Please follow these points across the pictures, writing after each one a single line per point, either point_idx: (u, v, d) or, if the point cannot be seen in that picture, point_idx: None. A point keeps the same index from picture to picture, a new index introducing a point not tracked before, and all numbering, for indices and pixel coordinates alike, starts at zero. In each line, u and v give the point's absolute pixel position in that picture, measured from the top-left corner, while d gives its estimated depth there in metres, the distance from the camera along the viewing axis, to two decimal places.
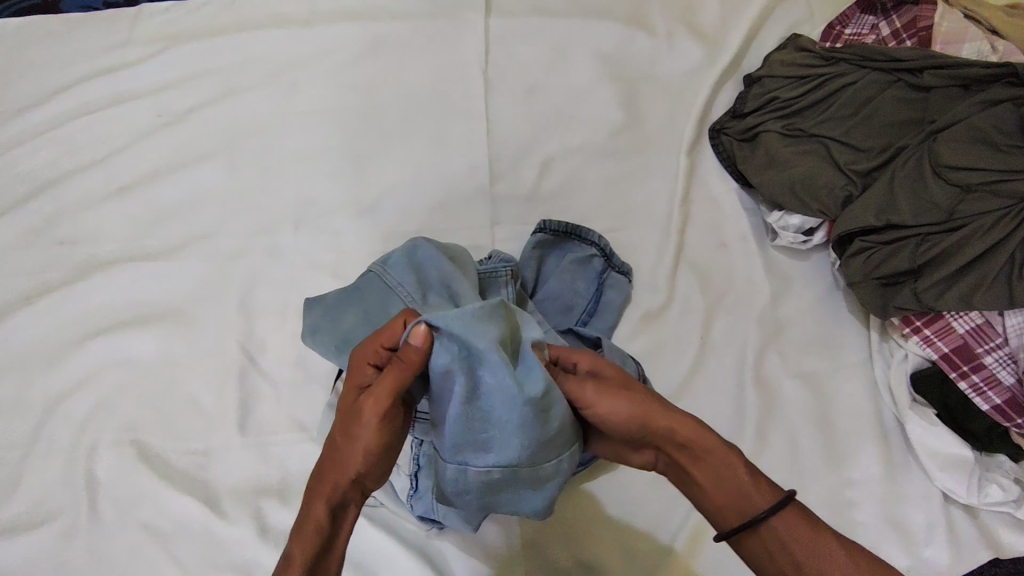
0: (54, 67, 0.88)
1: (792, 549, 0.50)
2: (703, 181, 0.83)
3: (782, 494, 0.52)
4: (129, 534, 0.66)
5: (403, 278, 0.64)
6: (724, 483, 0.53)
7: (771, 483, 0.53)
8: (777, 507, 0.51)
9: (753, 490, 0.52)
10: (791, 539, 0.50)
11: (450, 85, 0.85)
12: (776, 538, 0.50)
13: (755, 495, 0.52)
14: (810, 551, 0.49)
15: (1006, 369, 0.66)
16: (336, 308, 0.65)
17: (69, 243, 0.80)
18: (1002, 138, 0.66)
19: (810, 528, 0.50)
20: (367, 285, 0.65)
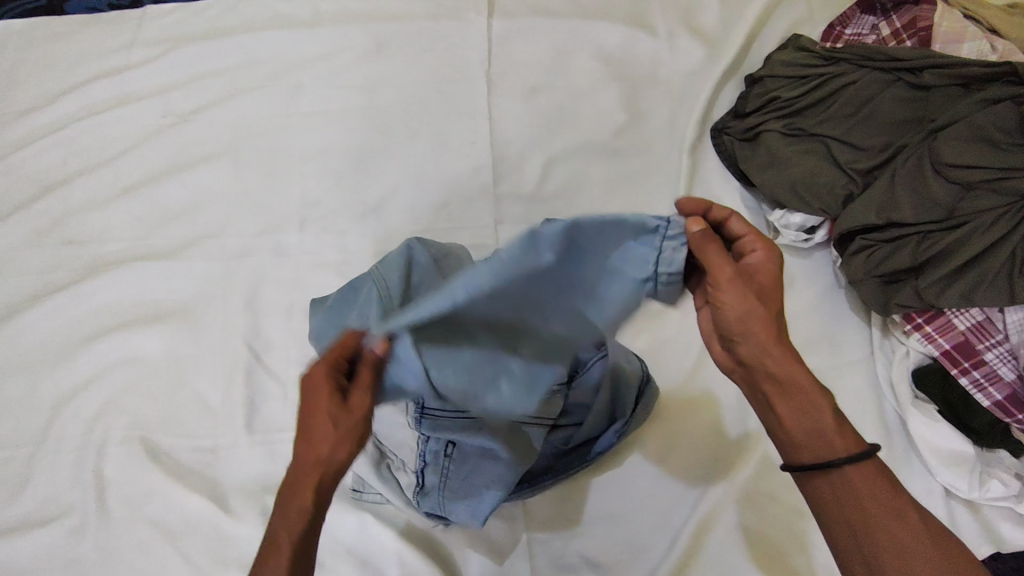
0: (59, 68, 0.88)
1: (863, 499, 0.48)
2: (705, 181, 0.84)
3: (865, 448, 0.49)
4: (137, 531, 0.67)
5: (392, 278, 0.58)
6: (808, 420, 0.50)
7: (856, 433, 0.50)
8: (858, 462, 0.49)
9: (839, 438, 0.49)
10: (864, 487, 0.48)
11: (452, 86, 0.86)
12: (851, 487, 0.48)
13: (839, 442, 0.49)
14: (882, 510, 0.48)
15: (1007, 365, 0.67)
16: (329, 310, 0.60)
17: (76, 243, 0.80)
18: (1002, 136, 0.67)
19: (888, 493, 0.48)
20: (356, 284, 0.58)
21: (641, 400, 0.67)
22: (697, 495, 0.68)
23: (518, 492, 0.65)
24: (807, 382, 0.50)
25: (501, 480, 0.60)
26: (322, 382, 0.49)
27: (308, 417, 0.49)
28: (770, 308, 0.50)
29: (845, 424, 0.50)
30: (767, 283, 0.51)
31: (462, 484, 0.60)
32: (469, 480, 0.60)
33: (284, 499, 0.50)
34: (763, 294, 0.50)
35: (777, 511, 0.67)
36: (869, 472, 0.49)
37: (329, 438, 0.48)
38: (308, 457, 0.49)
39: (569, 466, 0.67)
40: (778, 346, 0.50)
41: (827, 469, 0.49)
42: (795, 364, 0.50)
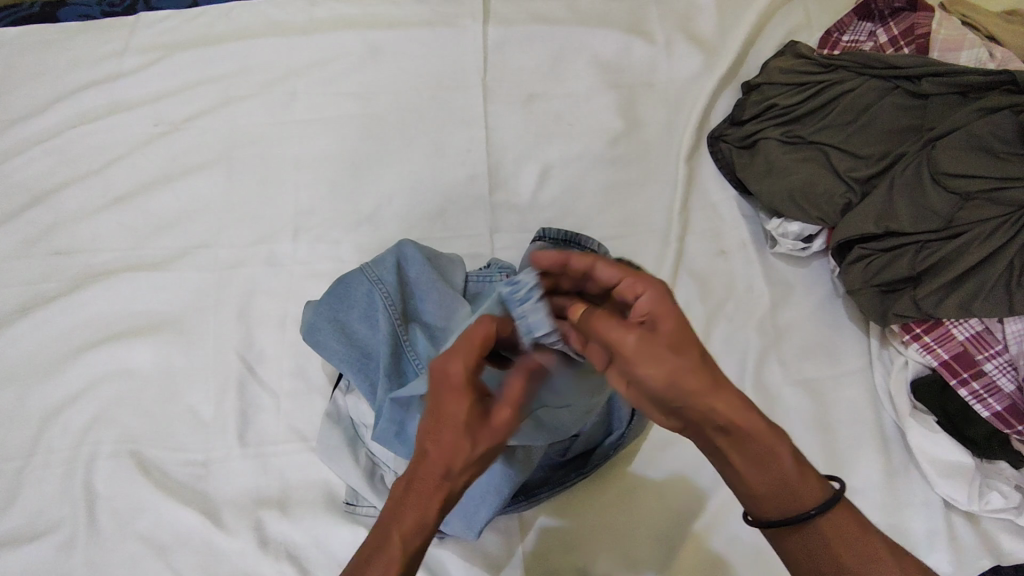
0: (51, 76, 0.87)
1: (830, 545, 0.47)
2: (702, 188, 0.83)
3: (830, 496, 0.48)
4: (128, 546, 0.66)
5: (388, 278, 0.63)
6: (768, 472, 0.47)
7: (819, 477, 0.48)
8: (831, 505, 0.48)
9: (806, 480, 0.48)
10: (835, 533, 0.48)
11: (448, 93, 0.85)
12: (819, 534, 0.48)
13: (807, 485, 0.48)
14: (855, 553, 0.47)
15: (1006, 376, 0.67)
16: (323, 307, 0.63)
17: (67, 253, 0.79)
18: (1000, 145, 0.66)
19: (859, 532, 0.48)
20: (354, 283, 0.63)
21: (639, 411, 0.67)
22: (696, 508, 0.67)
23: (514, 505, 0.65)
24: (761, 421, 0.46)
25: (498, 490, 0.59)
26: (461, 386, 0.48)
27: (443, 418, 0.47)
28: (696, 350, 0.46)
29: (808, 470, 0.48)
30: (677, 322, 0.47)
31: (456, 495, 0.60)
32: (465, 490, 0.60)
33: (393, 502, 0.47)
34: (683, 338, 0.46)
35: None
36: (841, 515, 0.48)
37: (466, 446, 0.47)
38: (436, 462, 0.47)
39: (564, 478, 0.66)
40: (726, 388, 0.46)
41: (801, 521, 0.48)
42: (738, 408, 0.45)
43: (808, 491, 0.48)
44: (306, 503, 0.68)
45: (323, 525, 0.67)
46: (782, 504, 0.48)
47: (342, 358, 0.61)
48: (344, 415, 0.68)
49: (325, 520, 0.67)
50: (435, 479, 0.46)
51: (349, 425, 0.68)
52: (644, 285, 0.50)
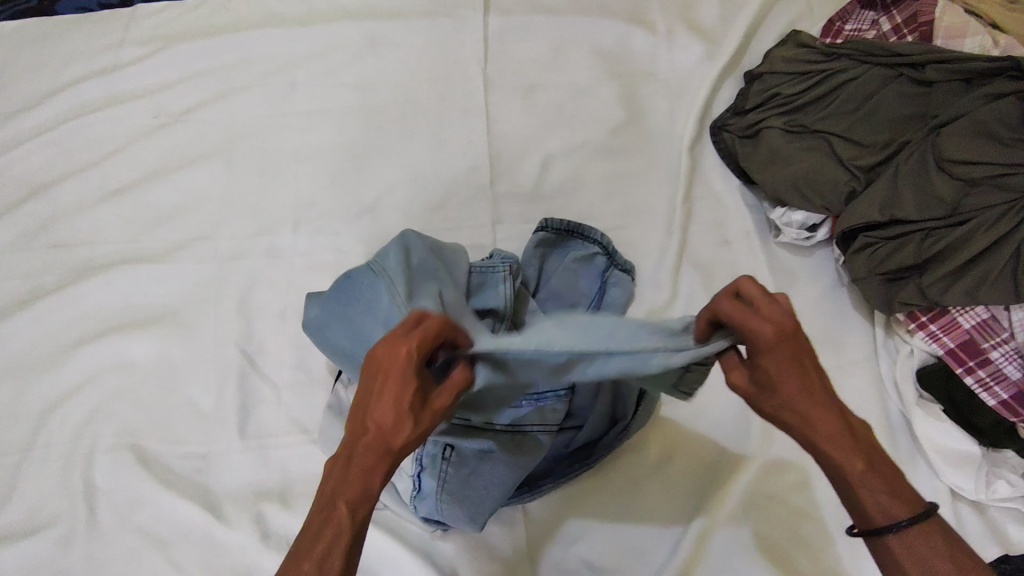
0: (49, 68, 0.87)
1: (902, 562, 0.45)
2: (705, 178, 0.82)
3: (919, 510, 0.45)
4: (128, 540, 0.65)
5: (395, 268, 0.59)
6: (843, 488, 0.47)
7: (913, 489, 0.46)
8: (910, 524, 0.45)
9: (883, 500, 0.46)
10: (916, 554, 0.45)
11: (449, 84, 0.85)
12: (906, 548, 0.45)
13: (891, 500, 0.45)
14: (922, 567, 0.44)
15: (1012, 364, 0.66)
16: (332, 306, 0.60)
17: (65, 245, 0.79)
18: (1006, 131, 0.66)
19: (946, 545, 0.45)
20: (361, 277, 0.59)
21: (644, 401, 0.65)
22: (696, 503, 0.66)
23: (518, 497, 0.64)
24: (847, 446, 0.46)
25: (500, 483, 0.59)
26: (403, 370, 0.44)
27: (380, 397, 0.45)
28: (794, 388, 0.46)
29: (889, 483, 0.46)
30: (783, 357, 0.45)
31: (460, 488, 0.59)
32: (468, 485, 0.59)
33: (335, 480, 0.46)
34: (798, 378, 0.46)
35: (783, 514, 0.66)
36: (927, 528, 0.45)
37: (404, 427, 0.44)
38: (375, 441, 0.45)
39: (569, 469, 0.65)
40: (818, 410, 0.46)
41: (880, 537, 0.45)
42: (840, 435, 0.46)
43: (896, 509, 0.45)
44: (307, 496, 0.67)
45: None
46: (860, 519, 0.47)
47: (353, 359, 0.59)
48: (346, 408, 0.66)
49: None
50: (375, 458, 0.45)
51: None
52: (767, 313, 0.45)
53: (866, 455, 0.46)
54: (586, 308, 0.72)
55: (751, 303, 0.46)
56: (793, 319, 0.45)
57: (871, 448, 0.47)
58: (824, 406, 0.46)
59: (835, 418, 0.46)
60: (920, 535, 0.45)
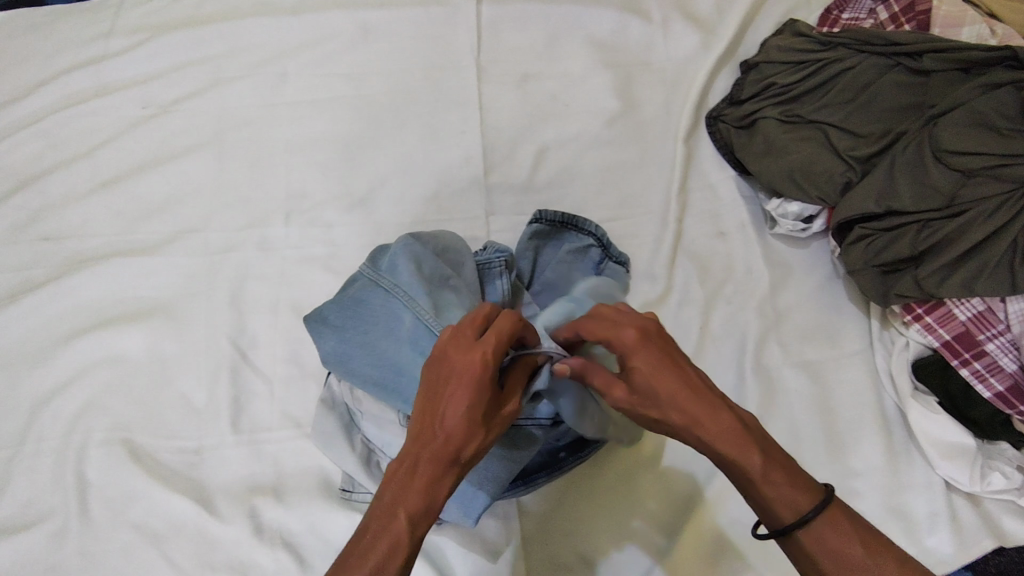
0: (36, 58, 0.86)
1: (818, 557, 0.45)
2: (701, 169, 0.82)
3: (821, 498, 0.46)
4: (121, 534, 0.65)
5: (416, 292, 0.58)
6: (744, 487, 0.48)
7: (812, 478, 0.47)
8: (817, 514, 0.45)
9: (784, 492, 0.46)
10: (825, 543, 0.45)
11: (441, 74, 0.84)
12: (818, 542, 0.45)
13: (793, 490, 0.46)
14: (839, 559, 0.44)
15: (1008, 356, 0.66)
16: (348, 333, 0.59)
17: (54, 238, 0.78)
18: (1003, 121, 0.65)
19: (853, 528, 0.45)
20: (372, 297, 0.59)
21: None
22: (691, 497, 0.66)
23: (513, 490, 0.63)
24: (732, 441, 0.47)
25: (494, 477, 0.58)
26: (477, 373, 0.47)
27: (452, 402, 0.46)
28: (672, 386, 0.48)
29: (787, 473, 0.47)
30: (652, 359, 0.48)
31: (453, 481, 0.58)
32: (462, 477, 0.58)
33: (394, 487, 0.46)
34: (667, 378, 0.48)
35: None
36: (835, 518, 0.45)
37: (472, 434, 0.46)
38: (441, 447, 0.46)
39: (563, 463, 0.64)
40: (702, 408, 0.47)
41: (791, 532, 0.46)
42: (731, 429, 0.47)
43: (799, 500, 0.46)
44: (301, 490, 0.67)
45: (319, 512, 0.66)
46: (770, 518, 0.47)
47: (377, 382, 0.57)
48: (339, 402, 0.65)
49: (320, 506, 0.66)
50: (438, 468, 0.46)
51: (345, 412, 0.65)
52: (624, 327, 0.50)
53: (761, 446, 0.47)
54: None
55: (606, 321, 0.51)
56: (652, 326, 0.50)
57: (764, 438, 0.48)
58: (706, 402, 0.48)
59: (723, 413, 0.47)
60: (829, 525, 0.45)
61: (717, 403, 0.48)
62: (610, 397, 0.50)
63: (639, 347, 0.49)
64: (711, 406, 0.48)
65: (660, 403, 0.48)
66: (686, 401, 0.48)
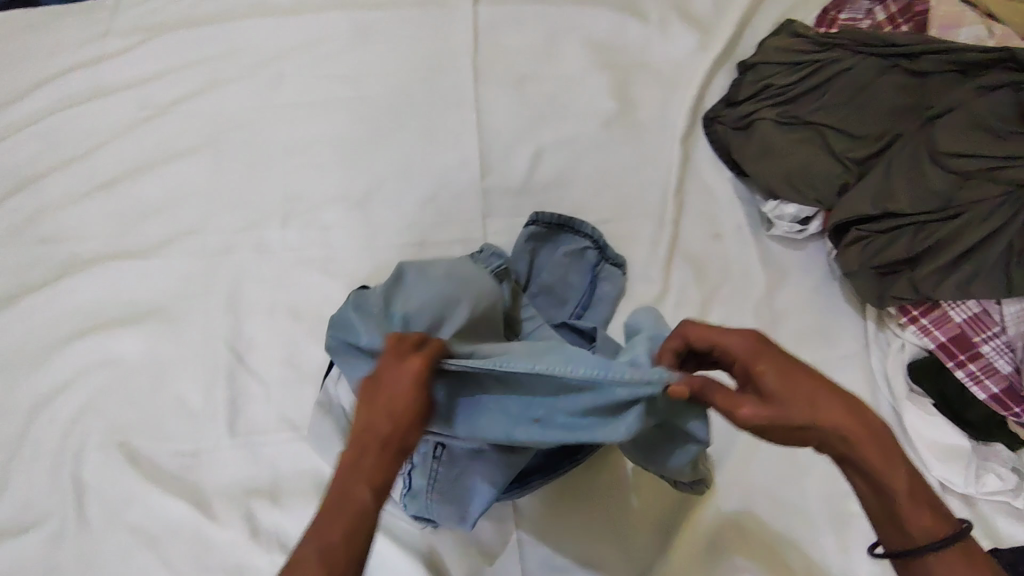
0: (32, 59, 0.85)
1: None
2: (698, 170, 0.82)
3: (955, 528, 0.46)
4: (118, 537, 0.65)
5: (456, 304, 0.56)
6: (881, 503, 0.47)
7: (947, 510, 0.47)
8: (951, 543, 0.45)
9: (922, 517, 0.46)
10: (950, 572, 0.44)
11: (439, 74, 0.84)
12: (947, 571, 0.44)
13: (932, 516, 0.46)
14: None
15: (1003, 358, 0.67)
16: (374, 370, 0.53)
17: (51, 241, 0.78)
18: (1000, 125, 0.66)
19: (980, 557, 0.45)
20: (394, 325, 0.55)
21: None
22: (686, 498, 0.66)
23: (508, 493, 0.64)
24: (876, 456, 0.46)
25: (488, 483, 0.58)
26: (414, 372, 0.46)
27: (387, 397, 0.46)
28: (816, 397, 0.47)
29: (926, 496, 0.46)
30: (783, 371, 0.48)
31: (449, 487, 0.59)
32: (458, 483, 0.58)
33: (343, 475, 0.44)
34: (807, 388, 0.47)
35: (773, 505, 0.66)
36: (966, 551, 0.45)
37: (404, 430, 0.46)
38: (379, 441, 0.45)
39: (559, 466, 0.64)
40: (847, 421, 0.46)
41: (919, 556, 0.45)
42: (879, 446, 0.46)
43: (934, 526, 0.46)
44: (298, 493, 0.67)
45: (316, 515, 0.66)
46: (902, 539, 0.46)
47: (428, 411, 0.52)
48: (335, 404, 0.66)
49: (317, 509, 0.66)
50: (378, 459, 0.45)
51: (341, 414, 0.66)
52: (737, 339, 0.50)
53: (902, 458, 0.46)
54: (575, 304, 0.73)
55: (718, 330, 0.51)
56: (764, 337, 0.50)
57: (905, 457, 0.47)
58: (851, 416, 0.46)
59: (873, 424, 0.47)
60: (960, 557, 0.45)
61: (861, 415, 0.47)
62: (737, 414, 0.46)
63: (761, 356, 0.48)
64: (858, 422, 0.46)
65: (807, 413, 0.46)
66: (830, 413, 0.46)
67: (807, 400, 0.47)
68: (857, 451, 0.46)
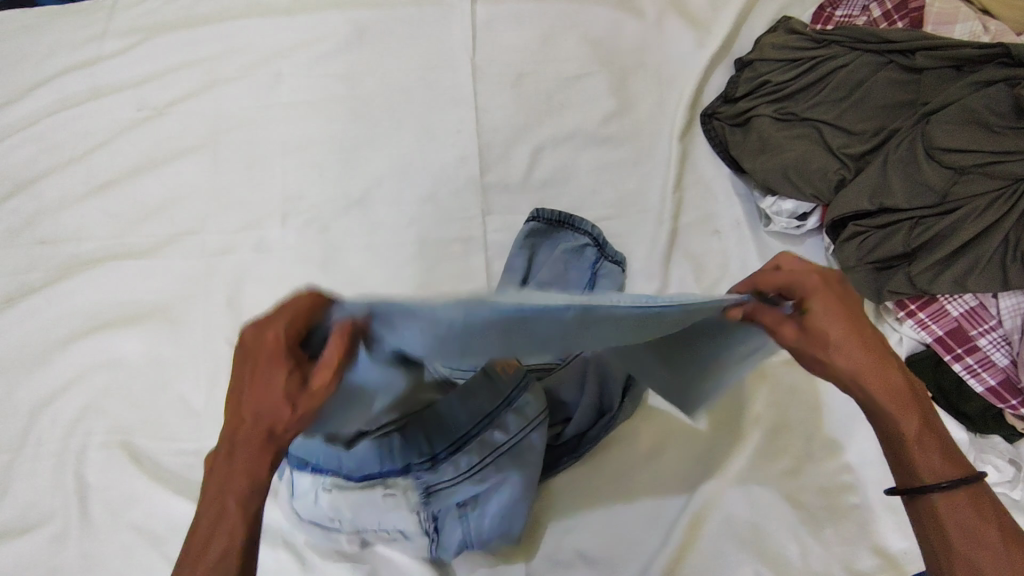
0: (29, 61, 0.85)
1: (946, 526, 0.46)
2: (697, 166, 0.82)
3: (968, 475, 0.46)
4: (122, 536, 0.65)
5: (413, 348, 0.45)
6: (893, 444, 0.48)
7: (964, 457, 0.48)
8: (961, 488, 0.46)
9: (933, 463, 0.47)
10: (954, 514, 0.46)
11: (437, 73, 0.84)
12: (952, 513, 0.46)
13: (944, 464, 0.47)
14: (968, 533, 0.45)
15: (1000, 351, 0.67)
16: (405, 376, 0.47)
17: (50, 242, 0.78)
18: (996, 119, 0.66)
19: (989, 506, 0.46)
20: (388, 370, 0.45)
21: (630, 394, 0.67)
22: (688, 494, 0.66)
23: None
24: (896, 403, 0.47)
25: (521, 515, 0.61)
26: (270, 348, 0.40)
27: (250, 380, 0.40)
28: (857, 343, 0.47)
29: (941, 444, 0.48)
30: (838, 312, 0.47)
31: (488, 526, 0.61)
32: (494, 519, 0.61)
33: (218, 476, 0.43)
34: (852, 334, 0.47)
35: (772, 501, 0.66)
36: (976, 497, 0.46)
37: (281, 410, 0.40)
38: (252, 429, 0.41)
39: (559, 462, 0.67)
40: (879, 367, 0.47)
41: (925, 499, 0.47)
42: (902, 393, 0.48)
43: (946, 471, 0.47)
44: None
45: None
46: (907, 479, 0.48)
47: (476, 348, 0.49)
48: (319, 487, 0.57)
49: None
50: (254, 451, 0.42)
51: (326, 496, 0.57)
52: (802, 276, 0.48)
53: (920, 413, 0.48)
54: None
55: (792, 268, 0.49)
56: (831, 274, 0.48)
57: (927, 408, 0.48)
58: (884, 363, 0.48)
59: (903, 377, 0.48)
60: (968, 503, 0.46)
61: (894, 367, 0.48)
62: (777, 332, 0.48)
63: (824, 297, 0.47)
64: (892, 369, 0.48)
65: (841, 356, 0.47)
66: (867, 358, 0.47)
67: (848, 344, 0.47)
68: (879, 398, 0.47)
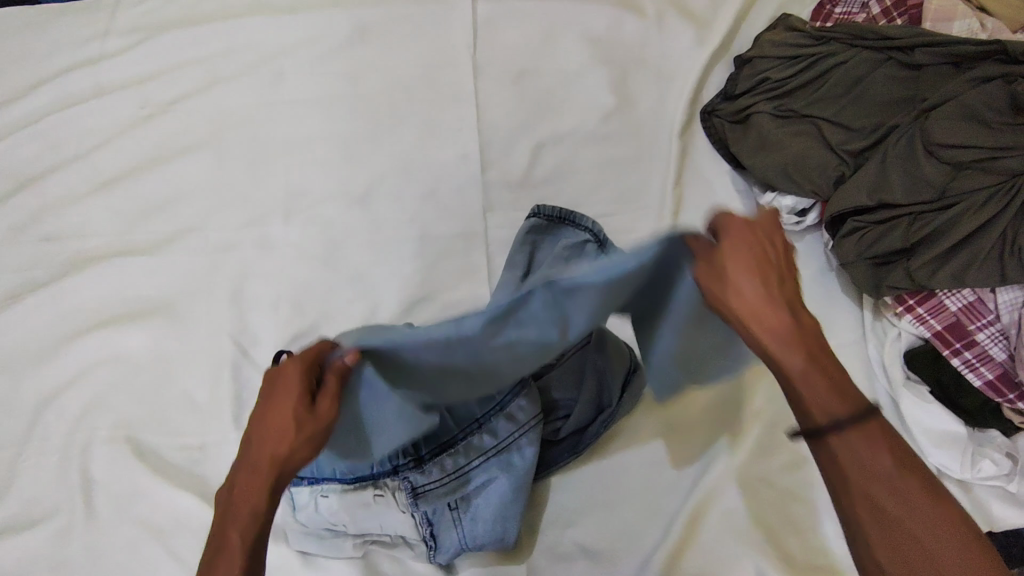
0: (32, 59, 0.86)
1: (845, 470, 0.44)
2: (697, 163, 0.82)
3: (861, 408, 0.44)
4: (127, 530, 0.66)
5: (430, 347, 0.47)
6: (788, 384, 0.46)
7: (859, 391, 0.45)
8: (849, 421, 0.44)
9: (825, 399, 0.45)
10: (849, 451, 0.44)
11: (439, 71, 0.84)
12: (845, 453, 0.44)
13: (832, 398, 0.44)
14: (866, 477, 0.43)
15: (998, 345, 0.67)
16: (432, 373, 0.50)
17: (54, 239, 0.78)
18: (992, 114, 0.67)
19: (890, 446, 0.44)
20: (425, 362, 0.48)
21: (629, 390, 0.67)
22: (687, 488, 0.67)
23: None
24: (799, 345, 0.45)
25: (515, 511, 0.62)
26: (291, 377, 0.49)
27: (262, 410, 0.50)
28: (759, 277, 0.45)
29: (834, 381, 0.45)
30: (749, 250, 0.45)
31: (482, 526, 0.61)
32: (487, 518, 0.61)
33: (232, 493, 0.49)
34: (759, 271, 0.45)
35: (770, 496, 0.66)
36: (872, 433, 0.44)
37: (287, 440, 0.47)
38: (264, 461, 0.48)
39: (559, 457, 0.67)
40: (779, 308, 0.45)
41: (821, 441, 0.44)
42: (801, 332, 0.45)
43: (834, 406, 0.44)
44: None
45: None
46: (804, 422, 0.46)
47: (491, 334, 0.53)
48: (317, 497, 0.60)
49: None
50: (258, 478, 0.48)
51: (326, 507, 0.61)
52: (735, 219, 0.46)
53: (809, 349, 0.45)
54: None
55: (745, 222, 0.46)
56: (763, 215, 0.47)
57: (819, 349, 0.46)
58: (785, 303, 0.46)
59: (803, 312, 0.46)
60: (860, 437, 0.44)
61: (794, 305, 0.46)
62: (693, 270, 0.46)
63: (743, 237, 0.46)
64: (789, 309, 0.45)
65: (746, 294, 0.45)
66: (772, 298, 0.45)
67: (751, 280, 0.45)
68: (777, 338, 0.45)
